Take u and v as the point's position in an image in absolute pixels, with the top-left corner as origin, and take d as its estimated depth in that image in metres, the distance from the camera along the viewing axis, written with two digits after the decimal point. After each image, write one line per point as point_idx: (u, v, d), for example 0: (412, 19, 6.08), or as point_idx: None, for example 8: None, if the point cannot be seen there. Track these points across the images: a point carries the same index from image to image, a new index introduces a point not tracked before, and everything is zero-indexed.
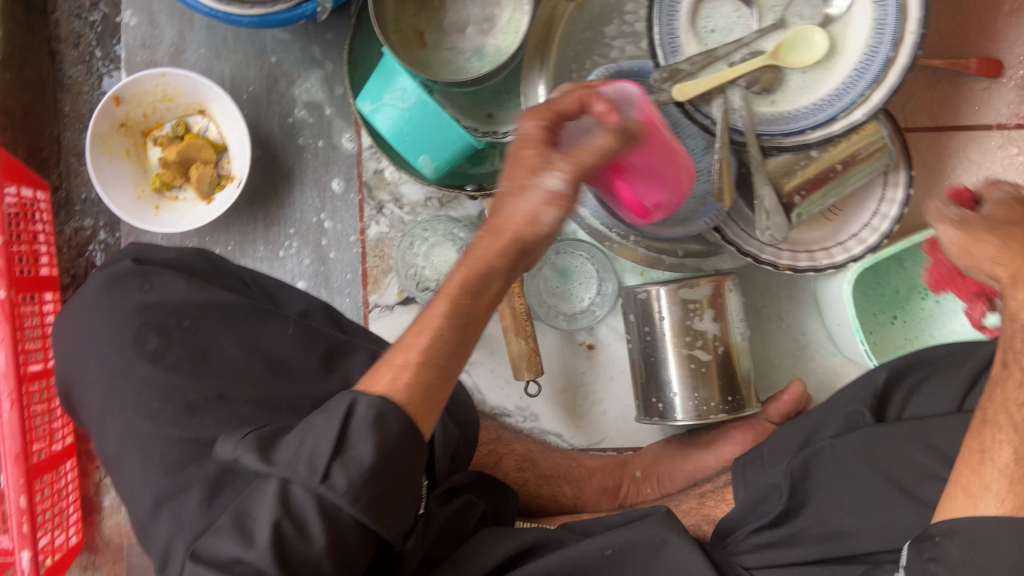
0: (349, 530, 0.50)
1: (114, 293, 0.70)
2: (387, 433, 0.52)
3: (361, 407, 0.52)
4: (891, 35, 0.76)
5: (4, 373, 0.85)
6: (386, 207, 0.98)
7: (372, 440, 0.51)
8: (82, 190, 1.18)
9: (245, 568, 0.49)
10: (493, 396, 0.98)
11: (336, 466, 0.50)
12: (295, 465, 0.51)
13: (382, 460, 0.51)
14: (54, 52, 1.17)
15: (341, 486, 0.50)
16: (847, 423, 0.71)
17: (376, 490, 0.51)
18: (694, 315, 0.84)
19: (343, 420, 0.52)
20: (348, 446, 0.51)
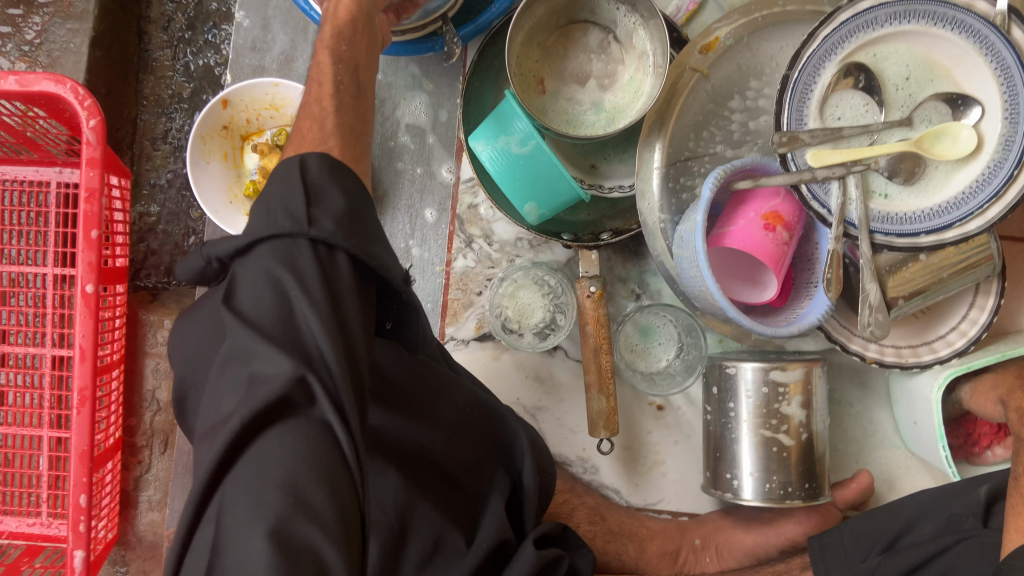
0: (344, 264, 0.52)
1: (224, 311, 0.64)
2: (343, 182, 0.56)
3: (314, 164, 0.55)
4: (1017, 153, 0.74)
5: (82, 362, 0.86)
6: (475, 242, 0.97)
7: (339, 191, 0.55)
8: (152, 175, 1.16)
9: (283, 350, 0.48)
10: (556, 444, 0.97)
11: (313, 209, 0.52)
12: (265, 226, 0.52)
13: (348, 200, 0.55)
14: (142, 32, 1.16)
15: (328, 227, 0.52)
16: (946, 525, 0.79)
17: (354, 231, 0.54)
18: (782, 398, 0.84)
19: (301, 173, 0.54)
20: (316, 195, 0.54)
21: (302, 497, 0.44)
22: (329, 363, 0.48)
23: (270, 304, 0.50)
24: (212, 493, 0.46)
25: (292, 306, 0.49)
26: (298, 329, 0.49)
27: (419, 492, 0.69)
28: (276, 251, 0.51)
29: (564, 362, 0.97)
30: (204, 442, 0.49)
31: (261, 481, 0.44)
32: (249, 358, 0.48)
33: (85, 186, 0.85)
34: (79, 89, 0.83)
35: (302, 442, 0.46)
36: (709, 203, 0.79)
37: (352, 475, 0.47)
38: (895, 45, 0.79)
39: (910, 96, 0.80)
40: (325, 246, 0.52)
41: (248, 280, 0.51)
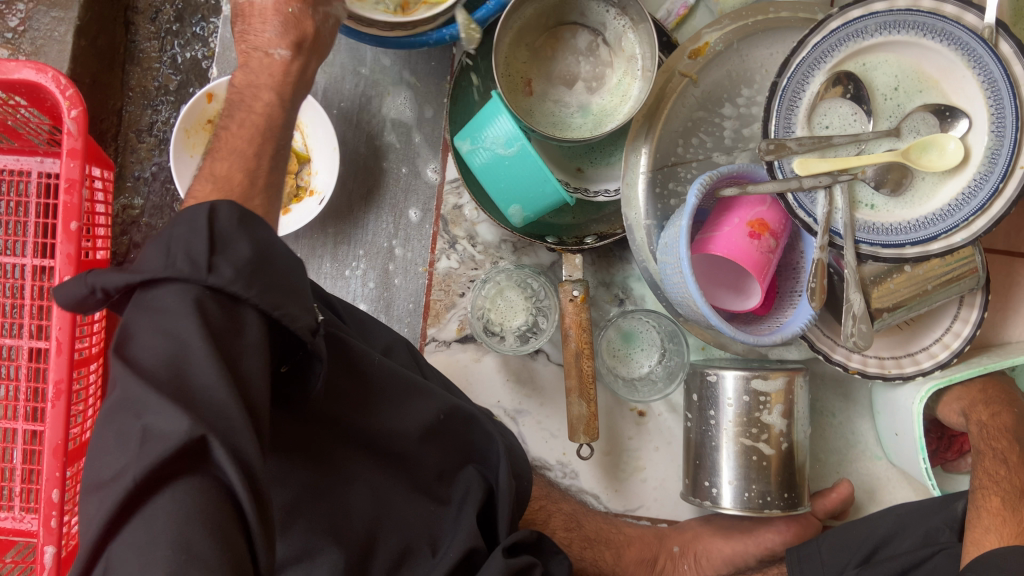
0: (248, 315, 0.49)
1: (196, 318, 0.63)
2: (253, 232, 0.51)
3: (223, 211, 0.50)
4: (1002, 166, 0.74)
5: (59, 353, 0.86)
6: (459, 243, 0.96)
7: (247, 237, 0.50)
8: (136, 167, 1.15)
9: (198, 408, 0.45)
10: (536, 448, 0.96)
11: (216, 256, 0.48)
12: (166, 265, 0.48)
13: (256, 248, 0.50)
14: (129, 22, 1.15)
15: (228, 274, 0.48)
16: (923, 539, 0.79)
17: (257, 280, 0.50)
18: (762, 408, 0.84)
19: (207, 221, 0.49)
20: (219, 239, 0.49)
21: (194, 558, 0.41)
22: (227, 423, 0.45)
23: (167, 356, 0.46)
24: (98, 549, 0.44)
25: (187, 360, 0.46)
26: (190, 376, 0.46)
27: (381, 512, 0.71)
28: (177, 299, 0.47)
29: (546, 366, 0.96)
30: (85, 495, 0.45)
31: (150, 543, 0.42)
32: (138, 410, 0.44)
33: (65, 177, 0.84)
34: (61, 79, 0.83)
35: (197, 502, 0.43)
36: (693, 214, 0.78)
37: (247, 532, 0.45)
38: (884, 55, 0.79)
39: (899, 106, 0.80)
40: (226, 296, 0.49)
41: (142, 328, 0.47)
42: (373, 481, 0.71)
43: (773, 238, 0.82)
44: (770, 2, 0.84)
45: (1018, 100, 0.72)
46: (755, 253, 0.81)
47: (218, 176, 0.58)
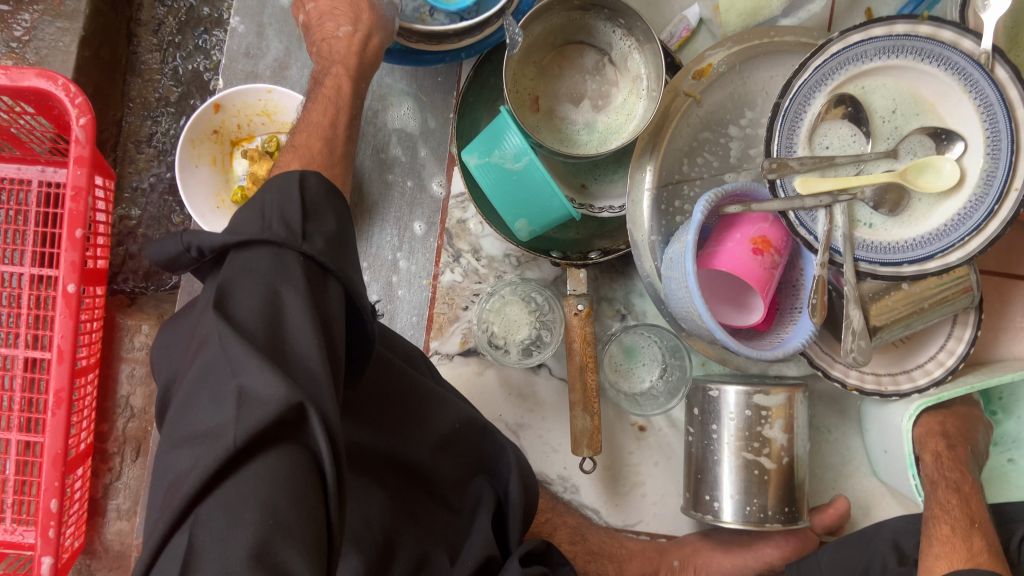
0: (332, 289, 0.53)
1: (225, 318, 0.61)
2: (335, 206, 0.58)
3: (312, 184, 0.57)
4: (997, 188, 0.75)
5: (61, 360, 0.84)
6: (463, 257, 0.97)
7: (330, 213, 0.57)
8: (134, 178, 1.15)
9: (302, 368, 0.47)
10: (537, 462, 0.96)
11: (308, 224, 0.54)
12: (261, 227, 0.52)
13: (339, 223, 0.57)
14: (132, 34, 1.15)
15: (318, 245, 0.53)
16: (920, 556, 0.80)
17: (338, 254, 0.54)
18: (764, 422, 0.85)
19: (301, 189, 0.55)
20: (308, 212, 0.55)
21: (280, 522, 0.42)
22: (317, 388, 0.47)
23: (262, 315, 0.48)
24: (184, 510, 0.44)
25: (283, 319, 0.49)
26: (284, 341, 0.48)
27: (403, 517, 0.71)
28: (274, 260, 0.51)
29: (548, 380, 0.97)
30: (172, 454, 0.47)
31: (240, 504, 0.42)
32: (236, 369, 0.46)
33: (71, 185, 0.83)
34: (71, 87, 0.82)
35: (290, 469, 0.44)
36: (699, 228, 0.80)
37: (327, 502, 0.46)
38: (883, 78, 0.81)
39: (896, 129, 0.82)
40: (318, 266, 0.53)
41: (242, 286, 0.50)
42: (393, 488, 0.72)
43: (774, 256, 0.84)
44: (773, 27, 0.86)
45: (1012, 123, 0.74)
46: (757, 268, 0.83)
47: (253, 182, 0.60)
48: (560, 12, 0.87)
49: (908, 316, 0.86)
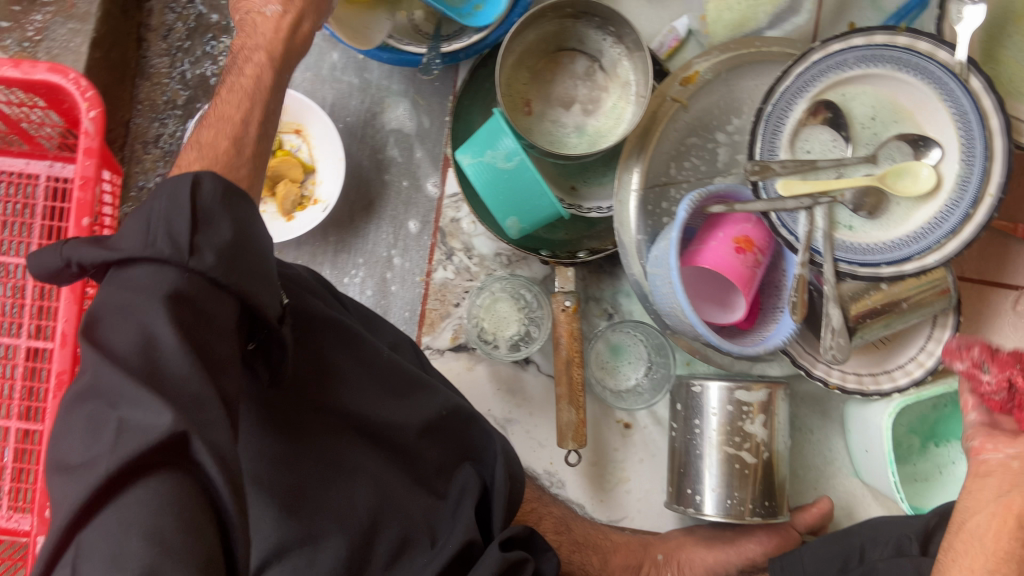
0: (229, 302, 0.52)
1: None
2: (235, 211, 0.54)
3: (207, 187, 0.53)
4: (972, 193, 0.77)
5: (62, 343, 0.86)
6: (456, 255, 1.00)
7: (229, 220, 0.53)
8: (140, 178, 1.18)
9: (182, 398, 0.46)
10: (524, 457, 0.99)
11: (198, 236, 0.50)
12: (147, 242, 0.49)
13: (236, 231, 0.53)
14: (142, 39, 1.19)
15: (208, 259, 0.50)
16: (896, 548, 0.81)
17: (236, 265, 0.52)
18: (745, 417, 0.87)
19: (190, 195, 0.52)
20: (203, 222, 0.51)
21: (168, 550, 0.42)
22: (207, 412, 0.46)
23: (140, 344, 0.47)
24: (68, 538, 0.43)
25: (165, 344, 0.47)
26: (166, 365, 0.47)
27: (388, 497, 0.73)
28: (156, 281, 0.49)
29: (536, 377, 1.00)
30: (54, 482, 0.45)
31: (123, 532, 0.42)
32: (115, 401, 0.45)
33: (79, 175, 0.86)
34: (81, 82, 0.86)
35: (176, 494, 0.44)
36: (681, 227, 0.82)
37: (226, 528, 0.46)
38: (862, 87, 0.85)
39: (876, 135, 0.86)
40: (209, 282, 0.50)
41: (118, 308, 0.48)
42: (378, 469, 0.74)
43: (757, 256, 0.86)
44: (757, 37, 0.90)
45: (987, 128, 0.76)
46: (740, 269, 0.85)
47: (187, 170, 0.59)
48: (552, 20, 0.91)
49: (888, 318, 0.88)
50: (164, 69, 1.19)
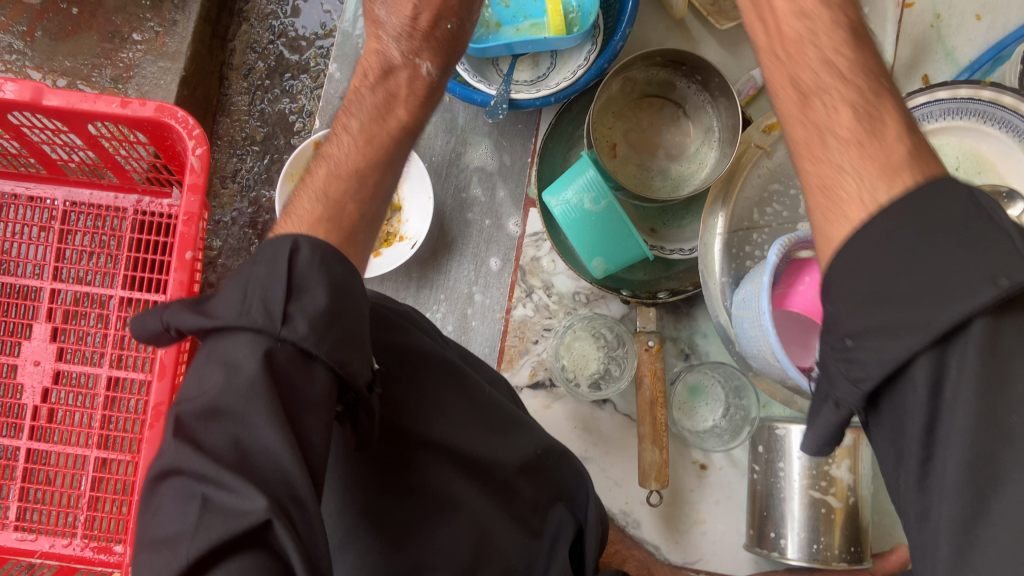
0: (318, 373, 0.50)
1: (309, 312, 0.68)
2: (331, 274, 0.53)
3: (304, 252, 0.53)
4: None
5: (161, 373, 0.87)
6: (535, 292, 1.01)
7: (322, 286, 0.52)
8: (218, 212, 1.21)
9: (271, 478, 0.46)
10: (601, 495, 1.00)
11: (291, 305, 0.50)
12: (240, 312, 0.49)
13: (330, 297, 0.52)
14: (224, 77, 1.23)
15: (301, 328, 0.49)
16: None
17: (330, 331, 0.51)
18: (831, 462, 0.88)
19: (288, 262, 0.52)
20: (298, 289, 0.51)
21: None
22: (292, 489, 0.46)
23: (232, 435, 0.46)
24: None
25: (251, 433, 0.47)
26: (254, 447, 0.46)
27: (487, 539, 0.71)
28: (249, 348, 0.48)
29: (613, 416, 1.01)
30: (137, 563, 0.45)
31: None
32: (201, 479, 0.45)
33: (184, 211, 0.87)
34: (189, 120, 0.87)
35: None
36: (772, 270, 0.83)
37: None
38: (946, 138, 0.90)
39: None
40: (303, 355, 0.50)
41: (215, 375, 0.48)
42: (481, 508, 0.72)
43: None
44: None
45: None
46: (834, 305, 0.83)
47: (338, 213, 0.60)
48: (642, 67, 0.93)
49: None
50: (244, 107, 1.22)
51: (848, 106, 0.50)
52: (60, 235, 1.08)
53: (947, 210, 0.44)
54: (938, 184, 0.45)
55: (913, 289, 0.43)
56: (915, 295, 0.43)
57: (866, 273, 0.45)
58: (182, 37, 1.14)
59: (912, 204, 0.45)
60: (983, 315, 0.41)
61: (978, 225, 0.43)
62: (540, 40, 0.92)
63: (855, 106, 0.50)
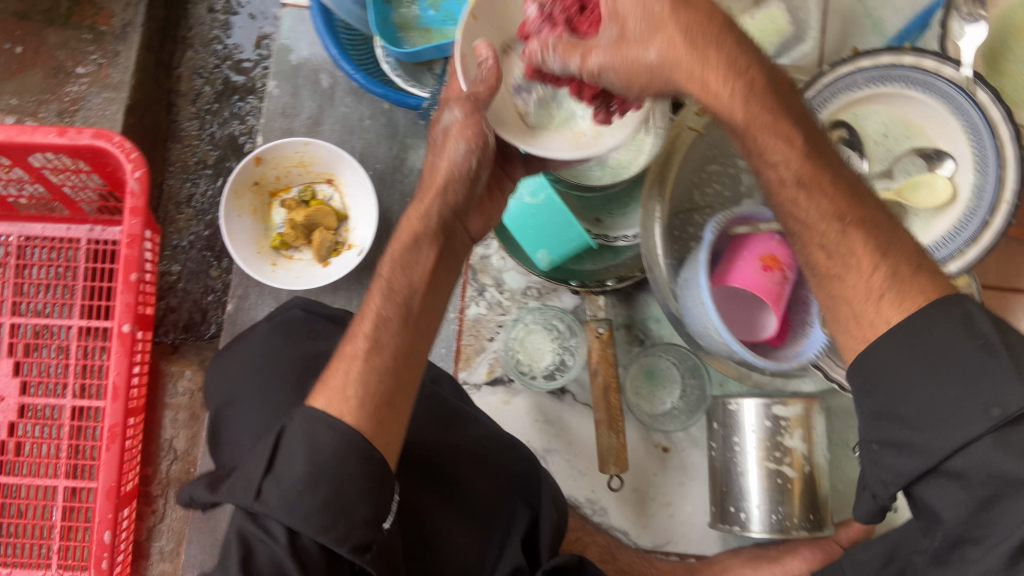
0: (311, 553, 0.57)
1: (279, 336, 0.70)
2: (313, 441, 0.57)
3: (292, 426, 0.58)
4: (989, 202, 0.84)
5: (114, 400, 0.87)
6: (487, 291, 1.03)
7: (303, 454, 0.57)
8: (175, 237, 1.21)
9: None
10: (566, 486, 1.00)
11: (268, 480, 0.56)
12: (233, 486, 0.59)
13: (308, 461, 0.56)
14: (173, 104, 1.24)
15: (274, 500, 0.56)
16: None
17: (308, 501, 0.56)
18: (783, 432, 0.89)
19: (270, 449, 0.58)
20: (281, 459, 0.57)
21: None
22: None
23: None
24: None
25: None
26: None
27: (428, 533, 0.74)
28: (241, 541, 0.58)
29: (573, 407, 1.01)
30: None
31: None
32: None
33: (126, 234, 0.88)
34: (126, 144, 0.88)
35: None
36: (709, 247, 0.85)
37: None
38: (873, 106, 0.91)
39: (889, 151, 0.91)
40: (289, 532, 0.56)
41: (235, 558, 0.57)
42: (426, 503, 0.76)
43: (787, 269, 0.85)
44: None
45: (997, 139, 0.84)
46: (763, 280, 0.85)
47: (353, 355, 0.62)
48: None
49: None
50: (196, 135, 1.24)
51: (860, 263, 0.56)
52: (16, 270, 1.09)
53: (945, 343, 0.51)
54: (943, 316, 0.52)
55: (951, 409, 0.50)
56: (949, 411, 0.50)
57: (917, 396, 0.51)
58: (125, 68, 1.15)
59: (925, 329, 0.52)
60: (988, 431, 0.48)
61: (976, 360, 0.50)
62: None
63: (872, 236, 0.56)
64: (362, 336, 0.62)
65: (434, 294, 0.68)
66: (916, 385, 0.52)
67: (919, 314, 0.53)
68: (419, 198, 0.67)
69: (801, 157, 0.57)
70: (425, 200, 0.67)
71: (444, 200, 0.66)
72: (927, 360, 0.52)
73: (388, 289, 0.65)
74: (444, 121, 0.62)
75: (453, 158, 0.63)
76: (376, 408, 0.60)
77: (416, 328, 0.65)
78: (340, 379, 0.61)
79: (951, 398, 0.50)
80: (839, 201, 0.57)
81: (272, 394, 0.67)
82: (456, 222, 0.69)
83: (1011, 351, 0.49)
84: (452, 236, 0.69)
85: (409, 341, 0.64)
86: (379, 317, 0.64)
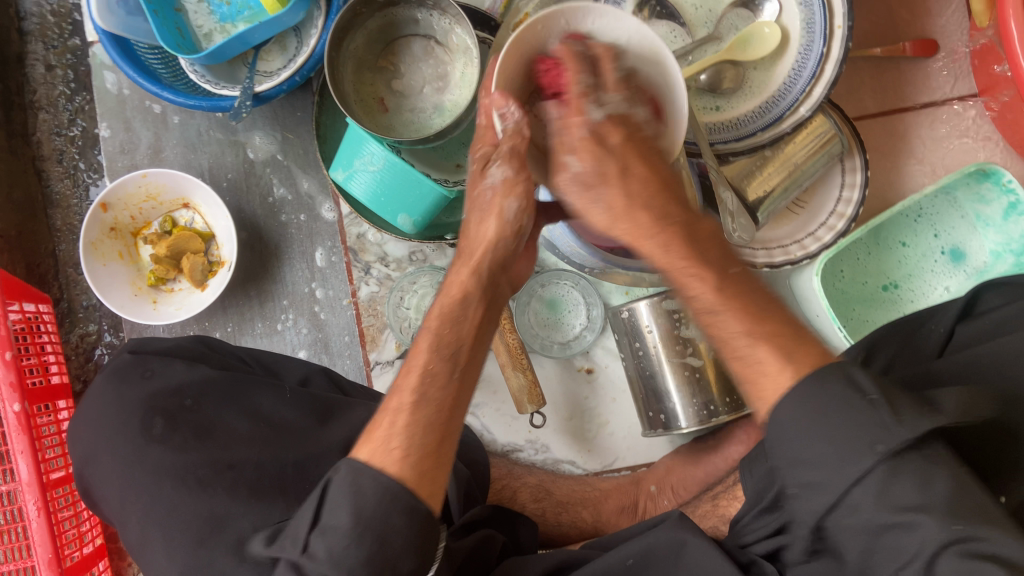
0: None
1: (121, 384, 0.79)
2: (360, 494, 0.53)
3: (338, 474, 0.55)
4: (821, 30, 0.80)
5: (28, 484, 0.89)
6: (373, 268, 1.01)
7: (348, 507, 0.53)
8: (83, 297, 1.16)
9: None
10: (503, 434, 0.99)
11: (315, 535, 0.53)
12: (284, 544, 0.55)
13: (354, 513, 0.53)
14: (40, 170, 1.16)
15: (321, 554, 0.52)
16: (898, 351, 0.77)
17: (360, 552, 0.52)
18: (679, 324, 0.87)
19: (321, 493, 0.55)
20: (327, 514, 0.54)
21: None
22: None
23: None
24: None
25: None
26: None
27: None
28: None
29: (487, 355, 0.99)
30: None
31: None
32: None
33: None
34: None
35: None
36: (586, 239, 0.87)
37: None
38: None
39: (710, 12, 0.88)
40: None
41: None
42: None
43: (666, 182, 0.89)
44: None
45: None
46: None
47: (397, 408, 0.58)
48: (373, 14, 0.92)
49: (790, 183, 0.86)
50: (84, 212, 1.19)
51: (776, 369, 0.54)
52: None
53: (853, 419, 0.50)
54: (828, 384, 0.52)
55: (831, 457, 0.50)
56: (836, 447, 0.50)
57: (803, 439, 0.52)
58: None
59: (814, 395, 0.52)
60: (879, 463, 0.49)
61: (861, 416, 0.50)
62: (271, 21, 0.88)
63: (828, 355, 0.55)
64: (407, 389, 0.60)
65: (479, 350, 0.65)
66: (801, 434, 0.52)
67: (806, 375, 0.53)
68: (467, 254, 0.66)
69: (716, 288, 0.57)
70: (473, 257, 0.66)
71: (493, 257, 0.66)
72: (823, 430, 0.51)
73: (437, 340, 0.61)
74: (487, 178, 0.64)
75: (503, 215, 0.64)
76: (419, 460, 0.56)
77: (465, 379, 0.62)
78: (386, 429, 0.58)
79: (844, 433, 0.50)
80: (745, 316, 0.56)
81: (123, 439, 0.75)
82: (500, 276, 0.68)
83: (892, 410, 0.49)
84: (496, 282, 0.67)
85: (457, 394, 0.61)
86: (425, 370, 0.60)
